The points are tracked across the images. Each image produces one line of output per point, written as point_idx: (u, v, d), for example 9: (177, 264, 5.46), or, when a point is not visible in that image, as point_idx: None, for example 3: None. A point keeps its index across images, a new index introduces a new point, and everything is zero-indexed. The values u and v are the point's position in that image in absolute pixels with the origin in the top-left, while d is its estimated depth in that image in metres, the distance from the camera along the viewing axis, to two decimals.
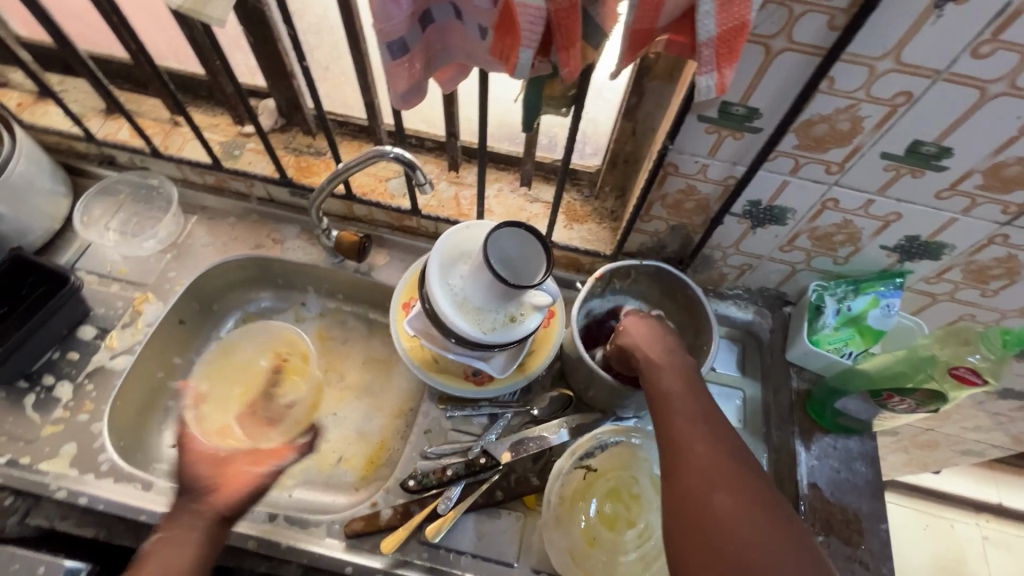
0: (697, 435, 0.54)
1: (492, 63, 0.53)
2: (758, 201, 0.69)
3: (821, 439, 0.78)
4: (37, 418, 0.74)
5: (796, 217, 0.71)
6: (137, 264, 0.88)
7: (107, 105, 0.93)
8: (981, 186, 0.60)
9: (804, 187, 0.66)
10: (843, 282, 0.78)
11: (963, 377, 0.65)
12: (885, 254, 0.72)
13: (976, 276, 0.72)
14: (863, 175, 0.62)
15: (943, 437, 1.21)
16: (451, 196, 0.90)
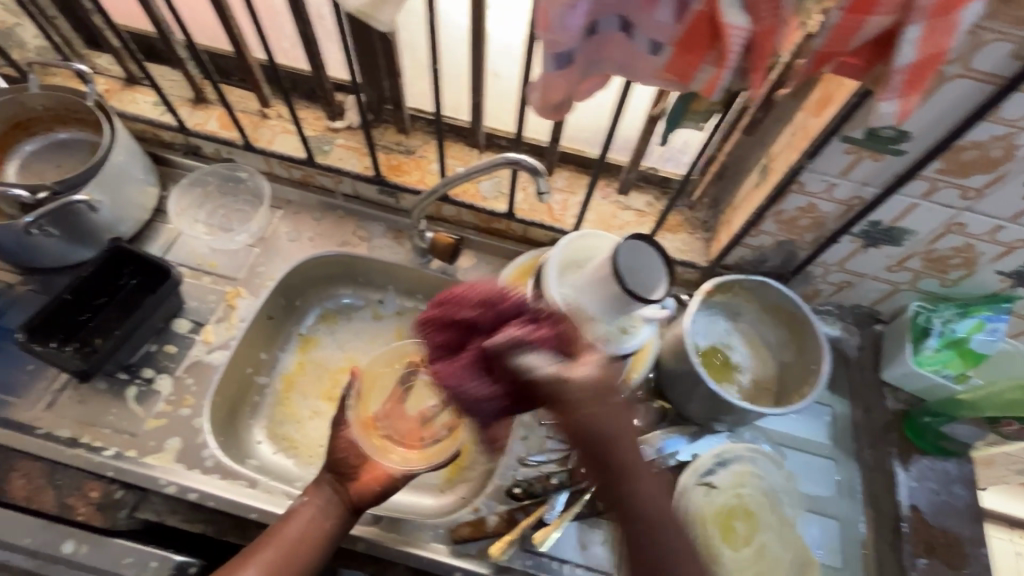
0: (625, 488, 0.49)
1: (655, 77, 0.52)
2: (879, 222, 0.69)
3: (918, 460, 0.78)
4: (139, 410, 0.74)
5: (915, 239, 0.70)
6: (227, 257, 0.88)
7: (196, 94, 0.92)
8: None
9: (933, 211, 0.65)
10: (950, 304, 0.77)
11: None
12: (999, 279, 0.72)
13: None
14: (1000, 203, 0.62)
15: (1000, 456, 1.22)
16: (543, 200, 0.89)
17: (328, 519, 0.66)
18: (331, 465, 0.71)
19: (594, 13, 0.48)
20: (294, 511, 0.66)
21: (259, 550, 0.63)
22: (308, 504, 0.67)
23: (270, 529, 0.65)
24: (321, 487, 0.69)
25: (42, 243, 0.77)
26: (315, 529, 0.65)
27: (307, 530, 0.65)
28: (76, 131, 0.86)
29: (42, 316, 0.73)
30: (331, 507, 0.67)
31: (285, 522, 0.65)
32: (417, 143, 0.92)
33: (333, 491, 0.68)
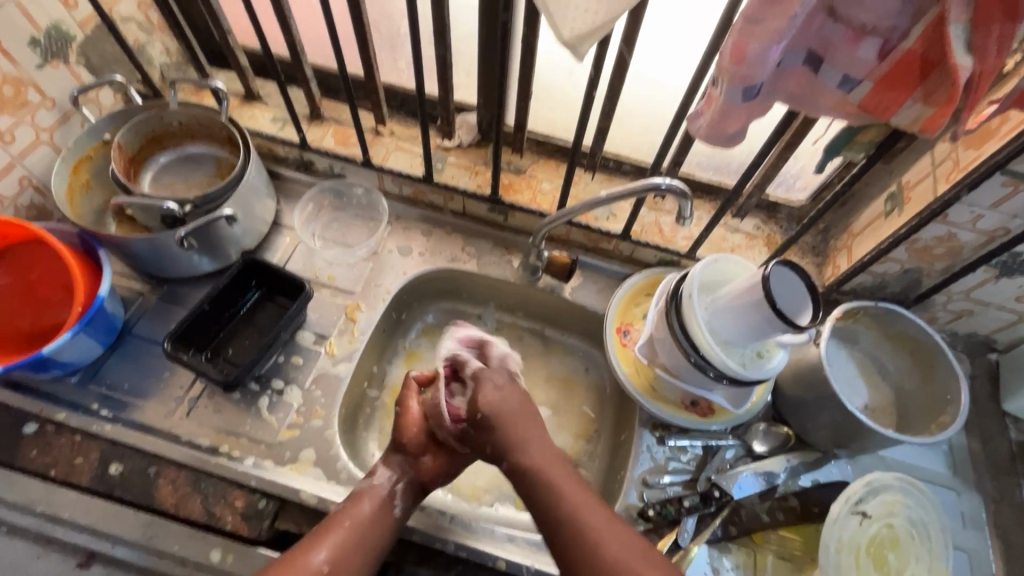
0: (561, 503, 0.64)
1: (841, 106, 0.53)
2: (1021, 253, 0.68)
3: None
4: (274, 421, 0.76)
5: None
6: (344, 271, 0.90)
7: (312, 111, 0.94)
8: None
9: None
10: None
11: None
12: None
13: None
14: None
15: None
16: (653, 221, 0.90)
17: (395, 502, 0.69)
18: (398, 447, 0.73)
19: (789, 47, 0.49)
20: (362, 495, 0.68)
21: (327, 533, 0.63)
22: (376, 487, 0.69)
23: (337, 511, 0.66)
24: (395, 467, 0.72)
25: (180, 255, 0.79)
26: (372, 530, 0.65)
27: (376, 516, 0.66)
28: (203, 145, 0.89)
29: (184, 326, 0.75)
30: (400, 489, 0.70)
31: (356, 503, 0.67)
32: (527, 163, 0.93)
33: (404, 471, 0.72)
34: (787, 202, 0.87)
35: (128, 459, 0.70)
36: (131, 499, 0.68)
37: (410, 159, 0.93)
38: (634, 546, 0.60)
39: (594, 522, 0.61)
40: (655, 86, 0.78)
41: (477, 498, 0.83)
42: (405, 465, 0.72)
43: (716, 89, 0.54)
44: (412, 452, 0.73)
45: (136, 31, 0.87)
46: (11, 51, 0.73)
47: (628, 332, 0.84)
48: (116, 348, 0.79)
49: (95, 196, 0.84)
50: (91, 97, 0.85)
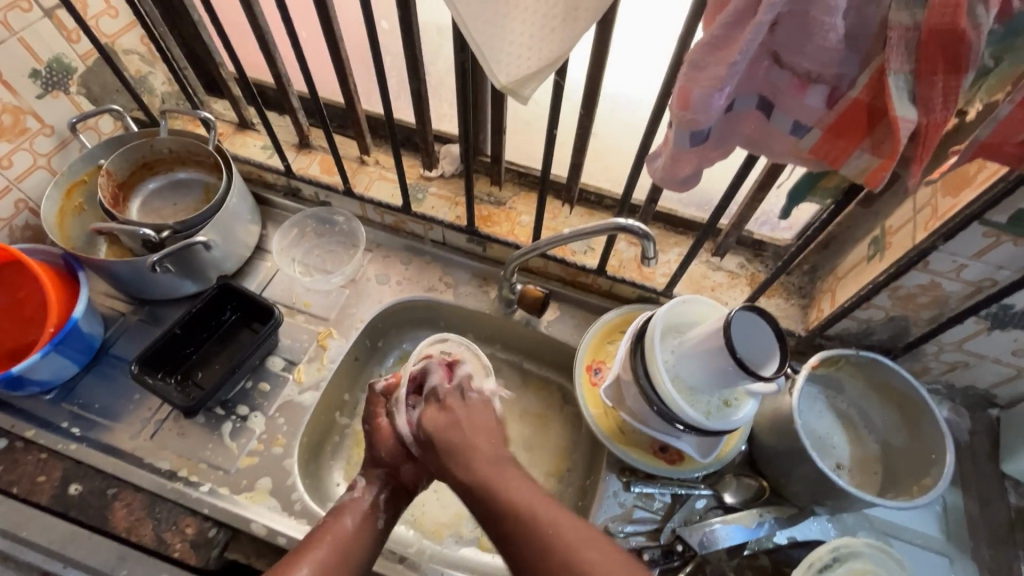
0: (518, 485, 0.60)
1: (794, 152, 0.51)
2: (1012, 306, 0.64)
3: None
4: (234, 447, 0.76)
5: None
6: (320, 298, 0.90)
7: (301, 140, 0.97)
8: None
9: None
10: None
11: None
12: None
13: None
14: None
15: None
16: (632, 256, 0.88)
17: (379, 515, 0.68)
18: (374, 461, 0.72)
19: (736, 93, 0.47)
20: (344, 509, 0.66)
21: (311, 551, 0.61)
22: (358, 502, 0.68)
23: (321, 527, 0.64)
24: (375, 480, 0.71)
25: (158, 278, 0.81)
26: (352, 545, 0.63)
27: (357, 528, 0.65)
28: (192, 171, 0.91)
29: (154, 348, 0.76)
30: (383, 501, 0.69)
31: (338, 518, 0.65)
32: (507, 195, 0.93)
33: (385, 483, 0.71)
34: (770, 241, 0.84)
35: (88, 480, 0.71)
36: (86, 521, 0.69)
37: (392, 188, 0.94)
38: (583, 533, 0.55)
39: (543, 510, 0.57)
40: (628, 123, 0.77)
41: (439, 536, 0.81)
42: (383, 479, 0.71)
43: (667, 132, 0.52)
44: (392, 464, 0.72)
45: (138, 62, 0.92)
46: (12, 83, 0.77)
47: (600, 370, 0.82)
48: (92, 367, 0.81)
49: (87, 218, 0.88)
50: (90, 125, 0.89)
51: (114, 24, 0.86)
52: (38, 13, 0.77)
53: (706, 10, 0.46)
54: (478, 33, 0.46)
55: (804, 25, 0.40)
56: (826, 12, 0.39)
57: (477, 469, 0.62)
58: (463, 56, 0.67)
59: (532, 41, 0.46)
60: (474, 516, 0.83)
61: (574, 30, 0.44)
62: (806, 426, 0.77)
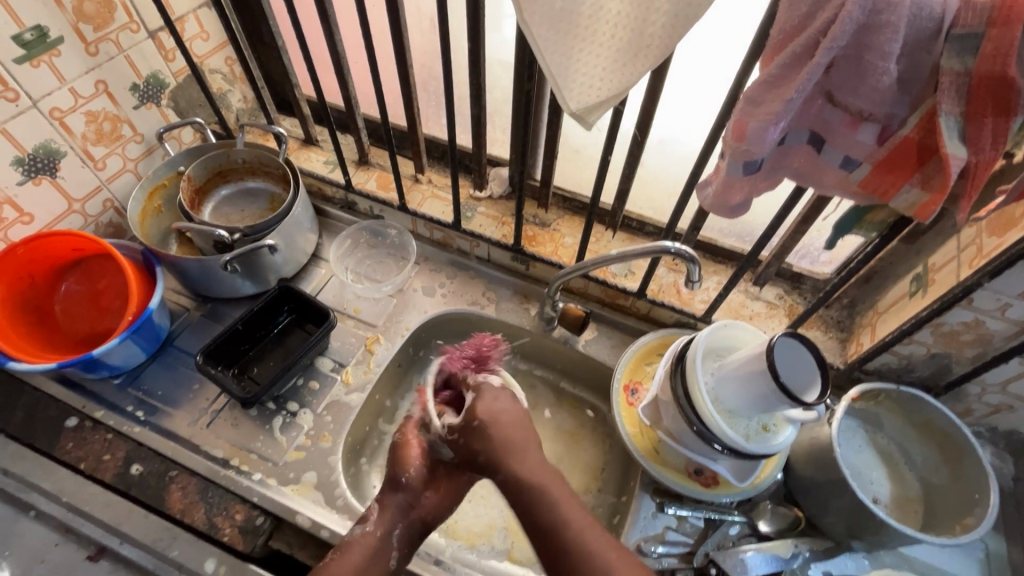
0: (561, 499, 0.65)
1: (842, 187, 0.54)
2: None
3: None
4: (283, 440, 0.80)
5: None
6: (370, 305, 0.95)
7: (361, 158, 1.03)
8: None
9: None
10: None
11: None
12: None
13: None
14: None
15: None
16: (672, 282, 0.91)
17: (392, 551, 0.68)
18: (395, 486, 0.71)
19: (789, 128, 0.51)
20: (351, 543, 0.67)
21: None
22: (368, 536, 0.68)
23: (328, 563, 0.65)
24: (393, 511, 0.70)
25: (225, 277, 0.87)
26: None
27: (368, 562, 0.66)
28: (261, 181, 0.98)
29: (218, 343, 0.81)
30: (397, 536, 0.69)
31: (346, 554, 0.66)
32: (552, 217, 0.97)
33: (401, 518, 0.70)
34: (808, 274, 0.87)
35: (149, 462, 0.76)
36: (144, 500, 0.73)
37: (443, 205, 0.99)
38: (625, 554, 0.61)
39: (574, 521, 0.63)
40: (675, 155, 0.81)
41: (471, 543, 0.82)
42: (400, 508, 0.70)
43: (721, 162, 0.56)
44: (412, 493, 0.71)
45: (220, 81, 1.01)
46: (114, 94, 0.86)
47: (636, 391, 0.83)
48: (157, 357, 0.86)
49: (163, 220, 0.95)
50: (174, 135, 0.97)
51: (205, 46, 0.95)
52: (144, 35, 0.86)
53: (763, 51, 0.50)
54: (554, 65, 0.51)
55: (857, 67, 0.44)
56: (880, 57, 0.43)
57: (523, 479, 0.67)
58: (528, 85, 0.73)
59: (603, 73, 0.51)
60: (506, 527, 0.84)
61: (644, 64, 0.49)
62: (845, 462, 0.77)
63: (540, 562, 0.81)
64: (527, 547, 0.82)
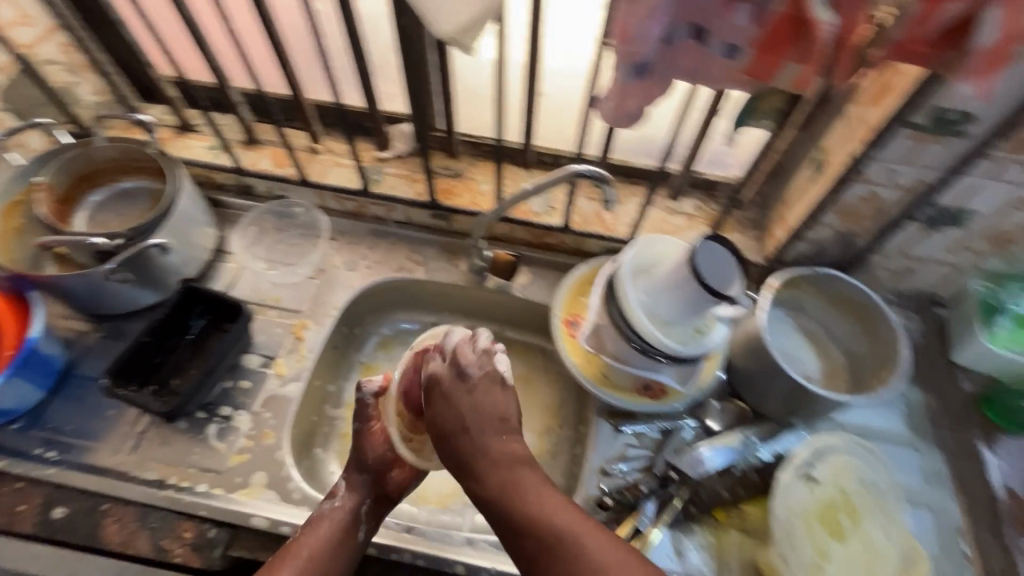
0: (537, 481, 0.59)
1: (731, 79, 0.53)
2: (942, 204, 0.70)
3: (1005, 441, 0.77)
4: (221, 447, 0.75)
5: (978, 218, 0.70)
6: (289, 291, 0.89)
7: (247, 136, 0.94)
8: None
9: (996, 188, 0.66)
10: (1015, 283, 0.76)
11: None
12: None
13: None
14: None
15: None
16: (593, 211, 0.91)
17: (359, 525, 0.67)
18: (360, 465, 0.71)
19: (670, 23, 0.49)
20: (316, 519, 0.66)
21: (284, 563, 0.61)
22: (337, 510, 0.67)
23: (291, 542, 0.64)
24: (359, 488, 0.70)
25: (116, 289, 0.78)
26: (325, 554, 0.63)
27: (337, 539, 0.65)
28: (137, 179, 0.88)
29: (123, 360, 0.74)
30: (364, 511, 0.69)
31: (314, 528, 0.65)
32: (465, 166, 0.94)
33: (371, 491, 0.70)
34: (722, 179, 0.88)
35: (73, 501, 0.69)
36: (77, 542, 0.67)
37: (347, 173, 0.93)
38: (604, 535, 0.54)
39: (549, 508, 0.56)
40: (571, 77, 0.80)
41: (444, 505, 0.84)
42: (369, 484, 0.70)
43: (613, 71, 0.54)
44: (379, 470, 0.71)
45: (60, 72, 0.86)
46: None
47: (577, 323, 0.84)
48: (60, 390, 0.78)
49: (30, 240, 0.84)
50: (19, 142, 0.85)
51: (30, 32, 0.81)
52: None
53: None
54: None
55: None
56: None
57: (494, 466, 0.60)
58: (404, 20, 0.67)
59: None
60: None
61: None
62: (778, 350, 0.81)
63: None
64: None
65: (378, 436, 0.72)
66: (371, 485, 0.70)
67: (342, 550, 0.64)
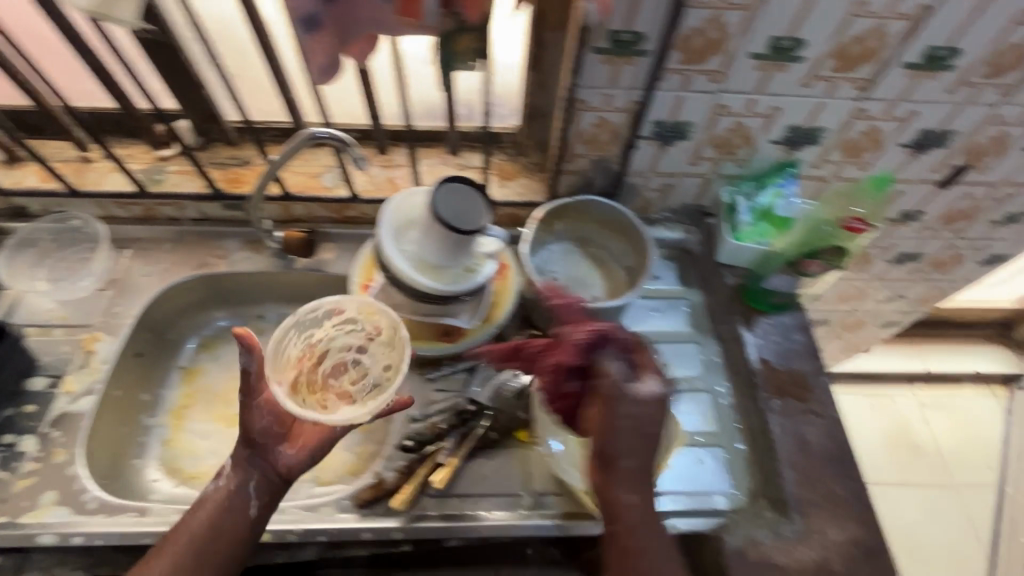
0: (632, 502, 0.64)
1: (401, 24, 0.57)
2: (662, 120, 0.79)
3: (761, 321, 0.87)
4: (4, 475, 0.71)
5: (697, 129, 0.80)
6: (77, 307, 0.86)
7: (7, 154, 0.89)
8: (833, 68, 0.73)
9: (696, 99, 0.76)
10: (747, 180, 0.88)
11: (853, 227, 0.77)
12: (776, 147, 0.85)
13: (851, 152, 0.86)
14: (740, 78, 0.73)
15: (867, 314, 1.40)
16: (385, 177, 0.94)
17: (250, 501, 0.64)
18: (246, 440, 0.66)
19: None
20: (201, 502, 0.64)
21: (160, 556, 0.60)
22: (219, 491, 0.64)
23: (172, 530, 0.63)
24: (244, 465, 0.65)
25: None
26: (205, 535, 0.62)
27: (219, 518, 0.63)
28: None
29: None
30: (252, 488, 0.64)
31: (193, 514, 0.63)
32: (251, 153, 0.94)
33: (253, 469, 0.65)
34: (502, 129, 0.93)
35: None
36: None
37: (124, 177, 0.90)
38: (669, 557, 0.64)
39: (644, 542, 0.63)
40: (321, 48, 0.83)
41: None
42: (246, 458, 0.66)
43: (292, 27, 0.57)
44: (264, 445, 0.66)
45: None
46: None
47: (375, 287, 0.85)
48: None
49: None
50: None
51: None
52: None
53: None
54: None
55: None
56: None
57: (621, 470, 0.63)
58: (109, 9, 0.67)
59: None
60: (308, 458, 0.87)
61: None
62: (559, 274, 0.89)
63: (349, 472, 0.86)
64: (332, 467, 0.87)
65: (256, 416, 0.66)
66: (252, 459, 0.66)
67: (229, 537, 0.62)
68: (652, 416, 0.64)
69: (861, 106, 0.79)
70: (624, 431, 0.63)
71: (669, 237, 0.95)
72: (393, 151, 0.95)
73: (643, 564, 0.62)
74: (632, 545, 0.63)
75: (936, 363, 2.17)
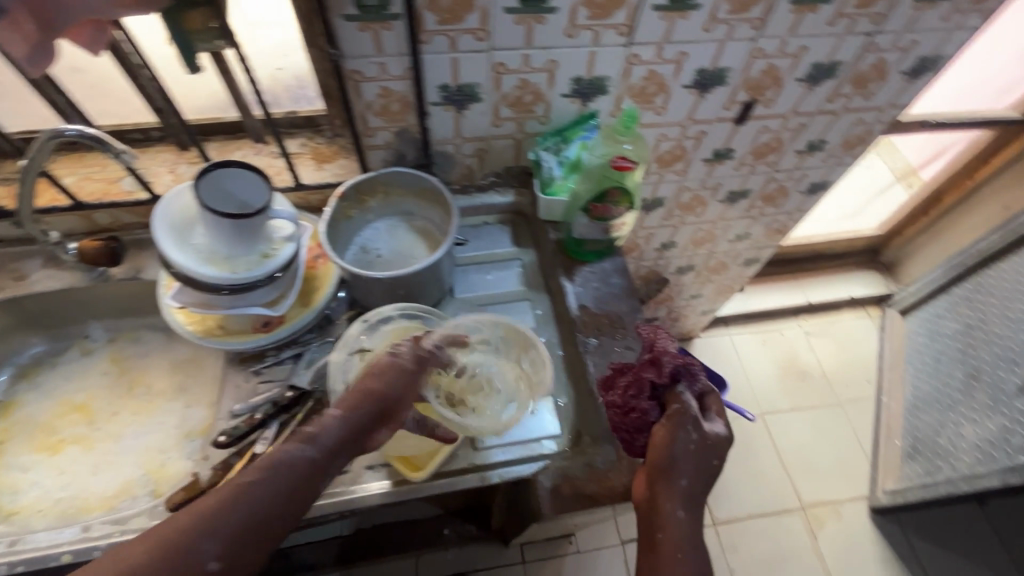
0: (677, 519, 0.95)
1: None
2: (447, 85, 1.21)
3: (581, 269, 1.39)
4: None
5: (484, 90, 1.24)
6: None
7: None
8: (622, 19, 1.15)
9: (476, 59, 1.17)
10: (550, 135, 1.38)
11: (623, 165, 1.22)
12: (569, 101, 1.32)
13: (643, 95, 1.36)
14: (508, 36, 1.14)
15: (722, 252, 2.20)
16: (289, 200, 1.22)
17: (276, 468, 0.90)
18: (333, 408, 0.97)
19: None
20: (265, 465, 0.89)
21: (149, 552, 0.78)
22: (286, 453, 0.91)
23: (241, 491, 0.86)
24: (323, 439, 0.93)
25: None
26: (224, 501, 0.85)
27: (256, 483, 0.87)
28: None
29: None
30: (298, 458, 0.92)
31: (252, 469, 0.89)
32: None
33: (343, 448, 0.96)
34: None
35: None
36: None
37: None
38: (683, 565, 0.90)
39: (675, 550, 0.92)
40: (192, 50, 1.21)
41: None
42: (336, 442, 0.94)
43: None
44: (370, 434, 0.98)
45: None
46: None
47: None
48: None
49: None
50: None
51: None
52: None
53: None
54: None
55: None
56: None
57: (667, 491, 0.96)
58: None
59: None
60: None
61: None
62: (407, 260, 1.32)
63: None
64: None
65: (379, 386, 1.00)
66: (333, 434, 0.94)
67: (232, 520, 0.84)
68: (693, 483, 0.99)
69: (632, 51, 1.23)
70: (677, 474, 0.98)
71: (499, 202, 1.49)
72: (302, 190, 1.37)
73: (667, 531, 0.93)
74: (665, 542, 0.93)
75: (812, 291, 3.05)
